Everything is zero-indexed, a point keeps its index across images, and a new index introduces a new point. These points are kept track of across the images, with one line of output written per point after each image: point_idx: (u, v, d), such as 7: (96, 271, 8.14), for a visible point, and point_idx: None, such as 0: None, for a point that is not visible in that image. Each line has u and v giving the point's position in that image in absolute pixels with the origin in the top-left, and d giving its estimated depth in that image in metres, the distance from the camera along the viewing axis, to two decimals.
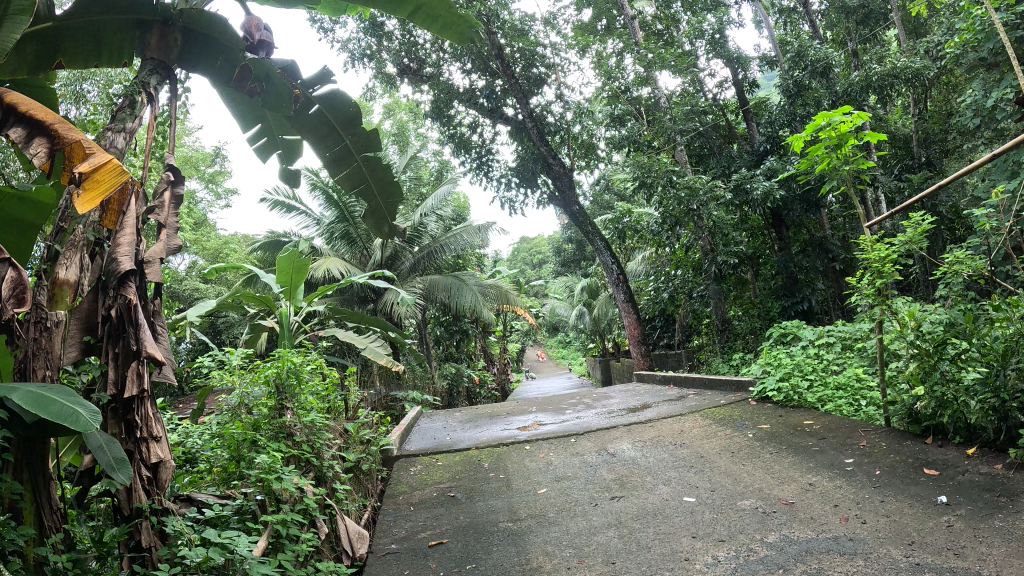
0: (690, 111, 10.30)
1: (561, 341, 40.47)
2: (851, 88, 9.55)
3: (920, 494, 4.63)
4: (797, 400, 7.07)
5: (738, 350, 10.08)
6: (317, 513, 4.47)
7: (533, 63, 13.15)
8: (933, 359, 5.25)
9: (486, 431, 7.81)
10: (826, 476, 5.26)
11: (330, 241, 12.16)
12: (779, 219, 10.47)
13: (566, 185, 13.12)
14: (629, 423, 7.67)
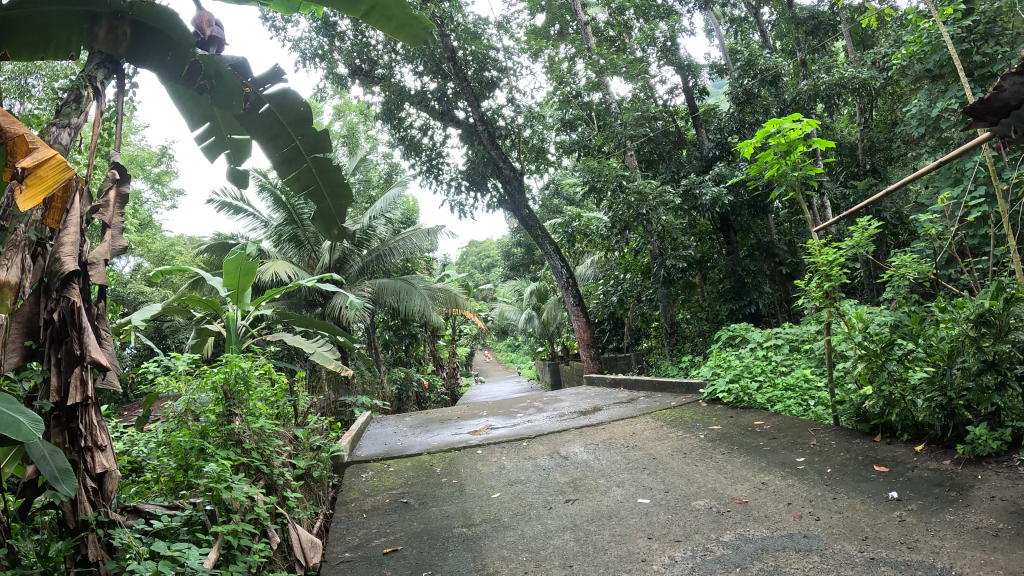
0: (640, 117, 10.43)
1: (509, 346, 40.45)
2: (800, 96, 9.86)
3: (872, 490, 4.77)
4: (747, 401, 7.22)
5: (686, 352, 10.26)
6: (268, 523, 4.35)
7: (485, 66, 13.12)
8: (881, 359, 5.43)
9: (437, 436, 7.74)
10: (779, 475, 5.37)
11: (278, 243, 11.95)
12: (728, 224, 10.68)
13: (517, 188, 13.09)
14: (579, 426, 7.72)
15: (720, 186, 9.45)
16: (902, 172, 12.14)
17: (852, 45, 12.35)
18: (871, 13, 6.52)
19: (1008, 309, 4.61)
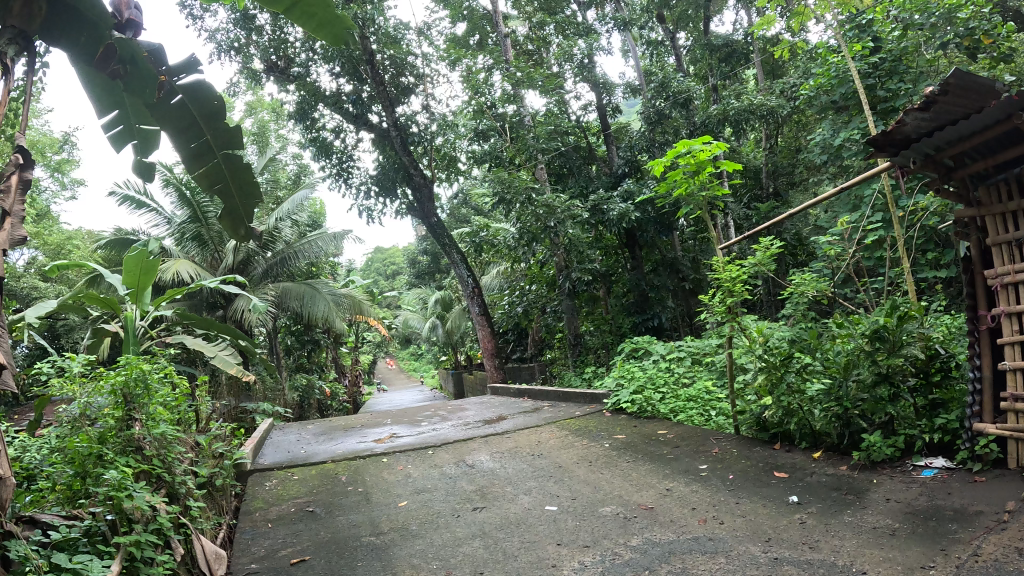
0: (552, 131, 10.71)
1: (413, 355, 39.90)
2: (709, 120, 10.35)
3: (772, 495, 4.98)
4: (650, 411, 7.47)
5: (588, 364, 10.58)
6: (173, 533, 4.02)
7: (402, 71, 13.06)
8: (783, 371, 5.70)
9: (342, 444, 7.59)
10: (682, 482, 5.60)
11: (181, 242, 11.35)
12: (634, 240, 11.02)
13: (425, 196, 12.92)
14: (485, 435, 7.74)
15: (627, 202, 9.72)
16: (802, 195, 12.80)
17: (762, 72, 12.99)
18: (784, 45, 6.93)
19: (900, 326, 4.97)
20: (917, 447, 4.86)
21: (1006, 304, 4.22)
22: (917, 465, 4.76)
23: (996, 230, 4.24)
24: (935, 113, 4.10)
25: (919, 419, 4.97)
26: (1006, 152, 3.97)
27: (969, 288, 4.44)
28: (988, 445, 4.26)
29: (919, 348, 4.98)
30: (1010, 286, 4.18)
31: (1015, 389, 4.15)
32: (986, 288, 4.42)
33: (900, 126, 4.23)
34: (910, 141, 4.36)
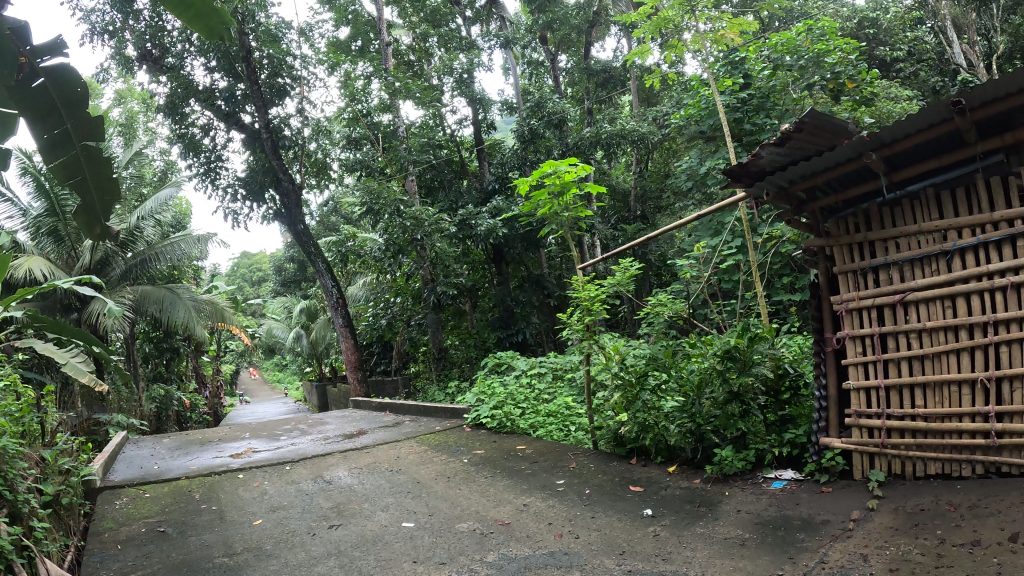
0: (425, 144, 10.73)
1: (273, 367, 38.34)
2: (582, 142, 10.48)
3: (628, 511, 3.93)
4: (510, 425, 7.44)
5: (451, 378, 10.52)
6: (16, 556, 3.38)
7: (279, 72, 12.40)
8: (635, 389, 4.52)
9: (197, 459, 7.13)
10: (552, 497, 4.46)
11: (34, 237, 10.13)
12: (500, 255, 11.13)
13: (294, 202, 12.62)
14: (343, 449, 7.37)
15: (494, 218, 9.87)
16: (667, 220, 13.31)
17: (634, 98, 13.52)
18: (659, 77, 7.19)
19: (752, 344, 3.98)
20: (764, 462, 4.05)
21: (852, 327, 3.84)
22: (764, 478, 3.96)
23: (843, 258, 3.89)
24: (789, 149, 3.68)
25: (767, 435, 4.04)
26: (859, 187, 3.69)
27: (815, 312, 4.05)
28: (833, 458, 3.83)
29: (770, 369, 4.05)
30: (855, 310, 3.83)
31: (861, 406, 3.77)
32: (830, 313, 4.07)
33: (754, 161, 3.82)
34: (765, 173, 3.96)
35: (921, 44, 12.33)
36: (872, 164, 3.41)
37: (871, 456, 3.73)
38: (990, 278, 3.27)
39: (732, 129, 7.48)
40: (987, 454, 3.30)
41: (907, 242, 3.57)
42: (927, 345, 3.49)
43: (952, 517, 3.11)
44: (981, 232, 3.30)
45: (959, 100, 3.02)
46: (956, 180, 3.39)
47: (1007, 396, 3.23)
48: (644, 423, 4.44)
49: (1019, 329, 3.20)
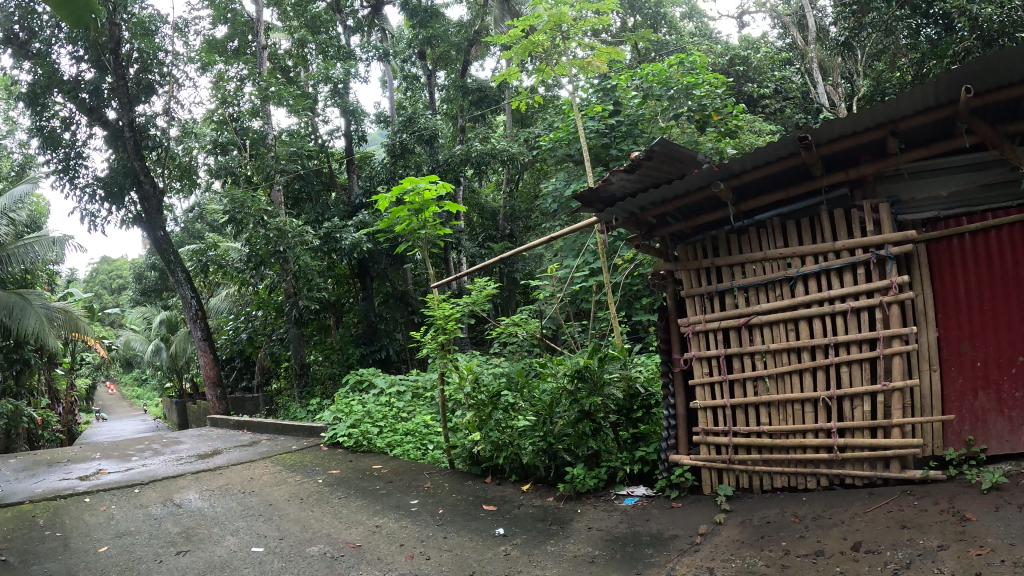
0: (294, 153, 10.39)
1: (136, 381, 35.99)
2: (452, 159, 10.51)
3: (479, 527, 3.71)
4: (367, 446, 6.05)
5: (315, 395, 10.09)
6: None
7: (149, 67, 10.93)
8: (489, 409, 4.28)
9: (42, 483, 6.57)
10: (394, 515, 4.04)
11: None
12: (366, 270, 10.76)
13: (155, 209, 11.07)
14: (196, 471, 6.18)
15: (360, 233, 9.72)
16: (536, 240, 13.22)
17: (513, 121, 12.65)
18: (523, 99, 7.01)
19: (603, 364, 3.92)
20: (618, 479, 3.93)
21: (698, 349, 3.88)
22: (617, 495, 3.85)
23: (690, 282, 3.95)
24: (640, 176, 3.60)
25: (618, 451, 3.98)
26: (706, 216, 3.77)
27: (661, 334, 4.09)
28: (683, 474, 3.82)
29: (619, 389, 4.07)
30: (701, 332, 3.87)
31: (708, 424, 3.82)
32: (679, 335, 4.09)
33: (602, 186, 3.67)
34: (612, 199, 3.87)
35: (791, 82, 12.23)
36: (720, 194, 3.46)
37: (719, 471, 3.77)
38: (831, 302, 3.45)
39: (597, 153, 7.26)
40: (831, 467, 3.47)
41: (752, 268, 3.69)
42: (772, 366, 3.60)
43: (798, 528, 3.20)
44: (822, 259, 3.47)
45: (806, 135, 3.13)
46: (800, 210, 3.58)
47: (849, 413, 3.41)
48: (499, 443, 4.22)
49: (859, 350, 3.38)
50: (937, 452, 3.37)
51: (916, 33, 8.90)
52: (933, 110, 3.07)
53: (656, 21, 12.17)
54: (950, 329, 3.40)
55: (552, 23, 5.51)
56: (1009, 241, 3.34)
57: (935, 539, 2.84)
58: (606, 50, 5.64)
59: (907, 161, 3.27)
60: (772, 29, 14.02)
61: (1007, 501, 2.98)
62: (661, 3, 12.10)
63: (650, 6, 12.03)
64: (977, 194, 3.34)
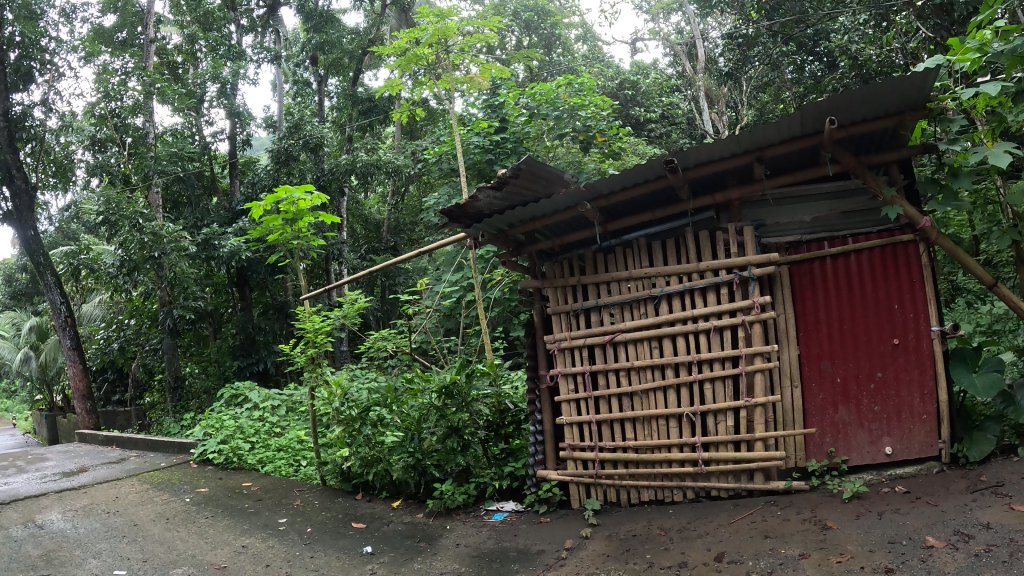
0: (176, 155, 9.24)
1: (3, 395, 33.54)
2: (336, 168, 9.31)
3: (346, 546, 3.52)
4: (239, 462, 5.35)
5: (190, 408, 9.24)
6: None
7: (30, 54, 10.06)
8: (358, 424, 4.09)
9: None
10: (262, 535, 3.75)
11: None
12: (245, 280, 9.91)
13: (26, 204, 10.11)
14: (59, 492, 5.62)
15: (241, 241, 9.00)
16: None
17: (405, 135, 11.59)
18: (406, 110, 6.70)
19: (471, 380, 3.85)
20: (487, 495, 3.90)
21: (563, 365, 3.91)
22: (486, 510, 3.81)
23: (557, 299, 3.97)
24: (505, 193, 3.70)
25: (488, 467, 3.98)
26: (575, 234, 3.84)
27: (526, 350, 4.08)
28: (551, 489, 3.84)
29: (486, 406, 4.00)
30: (566, 349, 3.89)
31: (574, 439, 3.83)
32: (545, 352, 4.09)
33: (471, 202, 3.68)
34: (481, 215, 3.87)
35: (679, 107, 12.51)
36: (588, 214, 3.52)
37: (587, 486, 3.80)
38: (695, 320, 3.55)
39: (482, 169, 6.92)
40: (697, 480, 3.55)
41: (618, 286, 3.75)
42: (636, 383, 3.67)
43: (663, 540, 3.24)
44: (687, 279, 3.57)
45: (672, 159, 3.21)
46: (667, 232, 3.68)
47: (712, 428, 3.51)
48: (369, 459, 4.06)
49: (722, 367, 3.49)
50: (799, 464, 3.52)
51: (800, 68, 8.62)
52: (798, 140, 3.32)
53: (550, 42, 12.13)
54: (811, 346, 3.54)
55: (437, 37, 5.52)
56: (867, 262, 3.47)
57: (797, 548, 2.94)
58: (491, 67, 5.73)
59: (772, 186, 3.46)
60: (662, 56, 14.26)
61: (861, 510, 3.16)
62: (556, 25, 12.03)
63: (545, 27, 12.00)
64: (838, 221, 3.55)
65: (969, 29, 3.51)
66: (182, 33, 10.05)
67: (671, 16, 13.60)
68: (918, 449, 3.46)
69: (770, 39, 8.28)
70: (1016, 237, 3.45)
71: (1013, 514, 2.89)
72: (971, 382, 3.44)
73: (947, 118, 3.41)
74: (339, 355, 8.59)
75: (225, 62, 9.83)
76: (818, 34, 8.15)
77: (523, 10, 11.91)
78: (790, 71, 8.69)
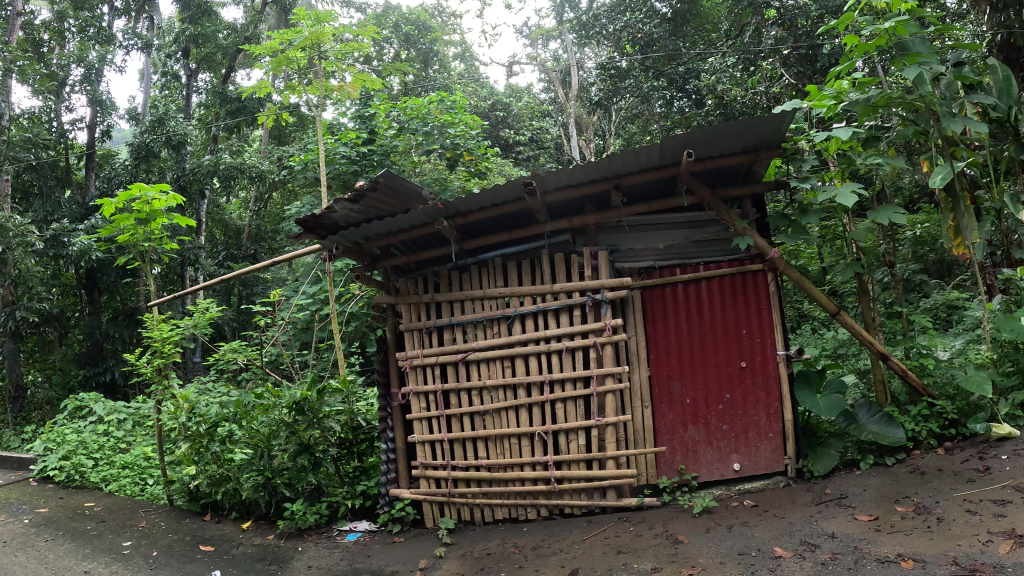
0: (29, 140, 8.68)
1: None
2: (198, 169, 8.89)
3: (194, 572, 3.30)
4: (80, 481, 5.05)
5: (30, 423, 8.15)
6: None
7: None
8: (205, 441, 3.93)
9: None
10: (104, 561, 3.48)
11: None
12: (94, 282, 9.45)
13: None
14: None
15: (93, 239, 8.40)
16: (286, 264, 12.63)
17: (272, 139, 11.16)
18: (272, 113, 6.96)
19: (322, 396, 3.83)
20: (339, 515, 3.84)
21: (415, 383, 3.86)
22: (338, 531, 3.76)
23: (409, 316, 3.92)
24: (363, 207, 3.69)
25: (340, 486, 3.90)
26: (431, 251, 3.85)
27: (377, 366, 4.00)
28: (405, 508, 3.80)
29: (337, 424, 3.93)
30: (419, 366, 3.85)
31: (426, 458, 3.80)
32: (399, 371, 4.02)
33: (325, 214, 3.61)
34: (336, 227, 3.82)
35: (547, 133, 12.84)
36: (445, 230, 3.54)
37: (440, 505, 3.79)
38: (547, 341, 3.63)
39: (346, 180, 6.90)
40: (550, 498, 3.61)
41: (472, 305, 3.78)
42: (488, 402, 3.68)
43: (518, 557, 3.23)
44: (541, 300, 3.65)
45: (531, 182, 3.25)
46: (521, 253, 3.80)
47: (564, 446, 3.59)
48: (217, 478, 3.91)
49: (573, 388, 3.58)
50: (651, 481, 3.62)
51: (670, 103, 9.29)
52: (657, 169, 3.45)
53: (427, 58, 12.07)
54: (661, 368, 3.66)
55: (311, 41, 5.44)
56: (716, 291, 3.66)
57: (649, 562, 3.00)
58: (363, 78, 5.73)
59: (628, 213, 3.61)
60: (535, 82, 14.63)
61: (711, 523, 3.28)
62: (435, 41, 11.98)
63: (424, 42, 11.86)
64: (691, 248, 3.76)
65: (828, 78, 3.58)
66: (51, 8, 9.15)
67: (549, 43, 14.11)
68: (765, 465, 3.65)
69: (642, 73, 8.96)
70: (858, 270, 3.53)
71: (854, 524, 3.11)
72: (815, 404, 3.60)
73: (801, 158, 3.59)
74: (190, 366, 8.19)
75: (93, 45, 9.30)
76: (688, 72, 8.76)
77: (403, 23, 11.75)
78: (660, 105, 9.33)
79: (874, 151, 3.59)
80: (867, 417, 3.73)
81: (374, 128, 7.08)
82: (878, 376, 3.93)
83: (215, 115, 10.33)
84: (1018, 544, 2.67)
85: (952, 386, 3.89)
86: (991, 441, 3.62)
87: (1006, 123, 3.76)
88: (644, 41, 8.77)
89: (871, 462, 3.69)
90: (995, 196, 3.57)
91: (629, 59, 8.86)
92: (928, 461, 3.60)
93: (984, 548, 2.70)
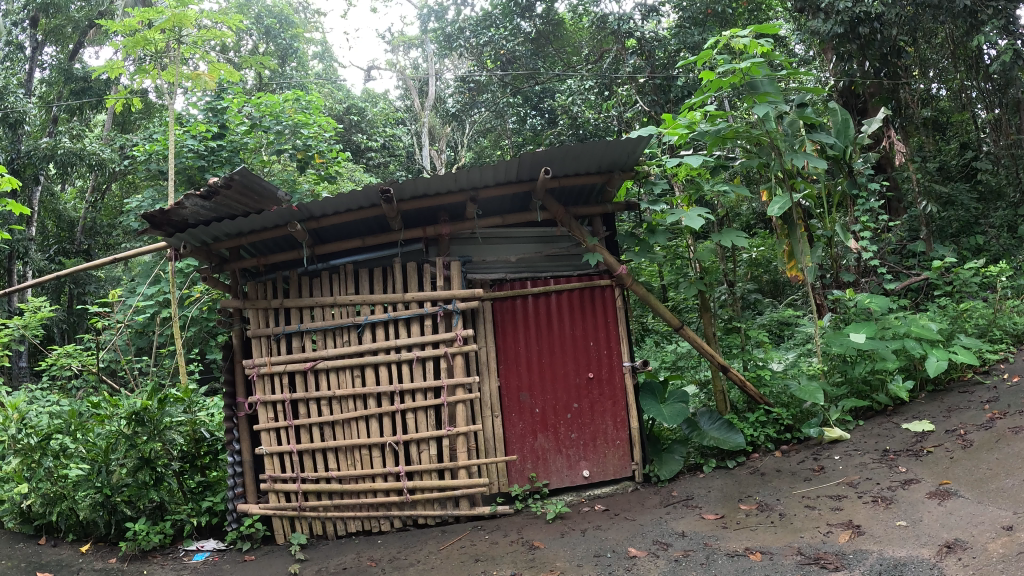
0: None
1: None
2: (33, 152, 8.41)
3: None
4: None
5: None
6: None
7: None
8: (37, 455, 3.75)
9: None
10: None
11: None
12: None
13: None
14: None
15: None
16: None
17: (114, 126, 10.49)
18: (122, 98, 6.71)
19: (163, 406, 3.78)
20: (185, 534, 3.81)
21: (262, 393, 3.76)
22: (185, 550, 3.69)
23: (257, 321, 3.83)
24: (215, 203, 3.57)
25: (183, 502, 3.89)
26: (280, 255, 3.76)
27: (223, 374, 3.88)
28: (253, 524, 3.71)
29: (181, 433, 3.90)
30: (266, 375, 3.76)
31: (274, 471, 3.73)
32: (244, 376, 3.93)
33: (175, 208, 3.40)
34: (184, 224, 3.65)
35: (400, 139, 12.79)
36: (297, 234, 3.49)
37: (290, 520, 3.74)
38: (397, 350, 3.65)
39: (191, 175, 6.56)
40: (402, 509, 3.64)
41: (322, 312, 3.74)
42: (337, 412, 3.65)
43: (374, 570, 3.17)
44: (391, 309, 3.69)
45: (388, 189, 3.26)
46: (373, 260, 3.82)
47: (415, 457, 3.61)
48: (51, 497, 3.70)
49: (423, 398, 3.63)
50: (502, 489, 3.70)
51: (523, 120, 9.72)
52: (512, 184, 3.51)
53: (286, 54, 11.75)
54: (511, 379, 3.78)
55: (172, 23, 5.18)
56: (566, 303, 3.86)
57: (508, 568, 3.00)
58: (219, 66, 5.57)
59: (482, 225, 3.71)
60: (395, 88, 14.66)
61: (565, 529, 3.36)
62: (295, 37, 11.77)
63: (285, 37, 11.60)
64: (541, 262, 3.93)
65: (682, 107, 3.77)
66: None
67: (410, 51, 14.38)
68: (613, 471, 3.83)
69: (500, 88, 9.74)
70: (700, 287, 3.85)
71: (703, 522, 3.26)
72: (657, 412, 3.84)
73: (652, 182, 3.74)
74: (16, 372, 7.69)
75: None
76: (544, 92, 9.62)
77: (265, 15, 11.51)
78: (512, 121, 9.79)
79: (720, 179, 3.75)
80: (708, 424, 3.94)
81: (220, 119, 6.80)
82: (718, 386, 4.15)
83: (57, 94, 9.50)
84: (854, 534, 2.85)
85: (786, 395, 4.18)
86: (823, 444, 3.88)
87: (839, 159, 3.97)
88: (507, 57, 9.42)
89: (713, 466, 3.88)
90: (828, 224, 3.83)
91: (490, 73, 9.60)
92: (766, 463, 3.83)
93: (825, 538, 2.87)
